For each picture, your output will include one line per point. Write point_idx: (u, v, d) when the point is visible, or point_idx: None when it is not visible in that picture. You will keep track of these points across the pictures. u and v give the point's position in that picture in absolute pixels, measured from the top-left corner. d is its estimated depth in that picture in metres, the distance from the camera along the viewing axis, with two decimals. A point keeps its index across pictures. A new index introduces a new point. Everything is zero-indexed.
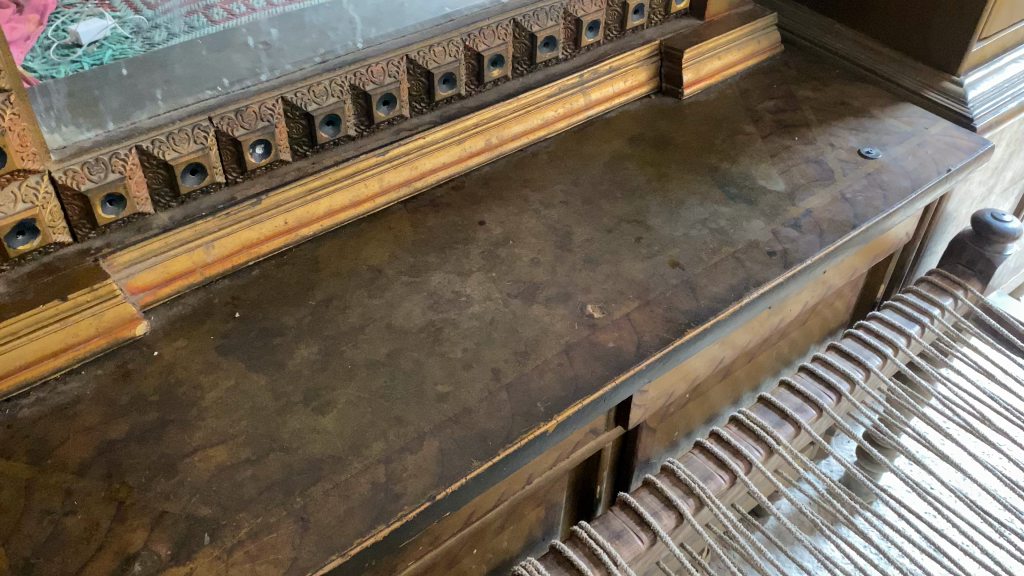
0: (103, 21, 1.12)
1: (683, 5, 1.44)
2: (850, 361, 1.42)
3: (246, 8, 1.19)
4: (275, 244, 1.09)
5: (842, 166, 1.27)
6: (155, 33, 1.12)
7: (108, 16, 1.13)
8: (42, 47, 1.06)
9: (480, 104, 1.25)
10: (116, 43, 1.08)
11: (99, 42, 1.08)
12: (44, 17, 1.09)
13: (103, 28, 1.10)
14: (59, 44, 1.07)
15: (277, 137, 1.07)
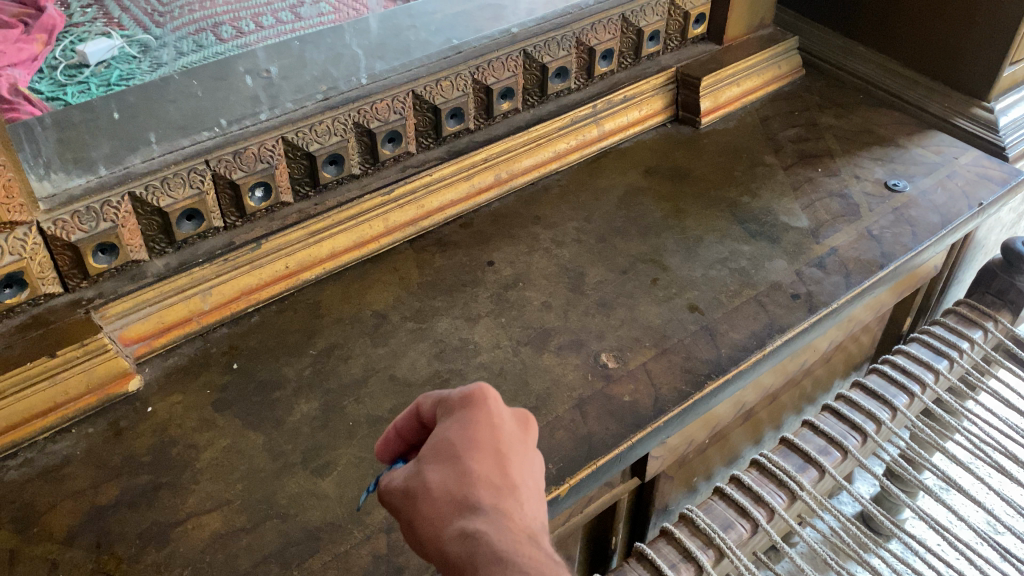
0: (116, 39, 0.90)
1: (700, 31, 1.39)
2: (875, 400, 1.36)
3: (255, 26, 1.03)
4: (276, 289, 1.04)
5: (868, 200, 1.22)
6: (165, 51, 0.96)
7: (118, 34, 0.90)
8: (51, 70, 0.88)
9: (489, 138, 1.20)
10: (126, 64, 0.93)
11: (109, 63, 0.92)
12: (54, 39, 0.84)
13: (114, 49, 0.91)
14: (67, 64, 0.90)
15: (277, 178, 1.03)
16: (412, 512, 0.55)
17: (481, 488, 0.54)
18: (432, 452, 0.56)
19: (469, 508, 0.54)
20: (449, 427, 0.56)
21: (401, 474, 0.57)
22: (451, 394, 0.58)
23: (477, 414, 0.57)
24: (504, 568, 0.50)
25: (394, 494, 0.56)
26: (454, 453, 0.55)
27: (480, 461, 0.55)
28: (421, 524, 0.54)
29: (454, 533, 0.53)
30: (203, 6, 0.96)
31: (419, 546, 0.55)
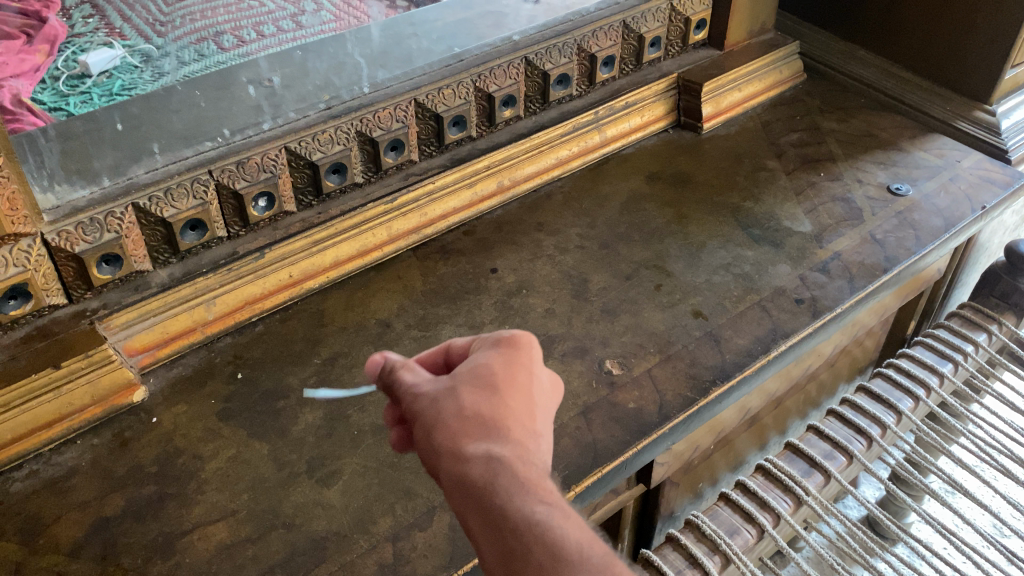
0: (116, 49, 0.92)
1: (701, 36, 1.39)
2: (880, 404, 1.36)
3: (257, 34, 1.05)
4: (280, 298, 1.04)
5: (871, 204, 1.22)
6: (167, 60, 0.97)
7: (121, 44, 0.92)
8: (53, 81, 0.90)
9: (492, 145, 1.20)
10: (128, 74, 0.95)
11: (111, 72, 0.94)
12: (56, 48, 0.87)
13: (116, 58, 0.93)
14: (68, 76, 0.91)
15: (280, 188, 1.03)
16: (437, 419, 0.58)
17: (509, 416, 0.58)
18: (472, 376, 0.60)
19: (494, 430, 0.57)
20: (490, 358, 0.61)
21: (432, 388, 0.60)
22: (496, 337, 0.64)
23: (523, 357, 0.62)
24: (524, 486, 0.53)
25: (422, 402, 0.60)
26: (493, 381, 0.59)
27: (512, 393, 0.59)
28: (443, 431, 0.57)
29: (475, 447, 0.56)
30: (204, 14, 0.99)
31: (432, 453, 0.57)
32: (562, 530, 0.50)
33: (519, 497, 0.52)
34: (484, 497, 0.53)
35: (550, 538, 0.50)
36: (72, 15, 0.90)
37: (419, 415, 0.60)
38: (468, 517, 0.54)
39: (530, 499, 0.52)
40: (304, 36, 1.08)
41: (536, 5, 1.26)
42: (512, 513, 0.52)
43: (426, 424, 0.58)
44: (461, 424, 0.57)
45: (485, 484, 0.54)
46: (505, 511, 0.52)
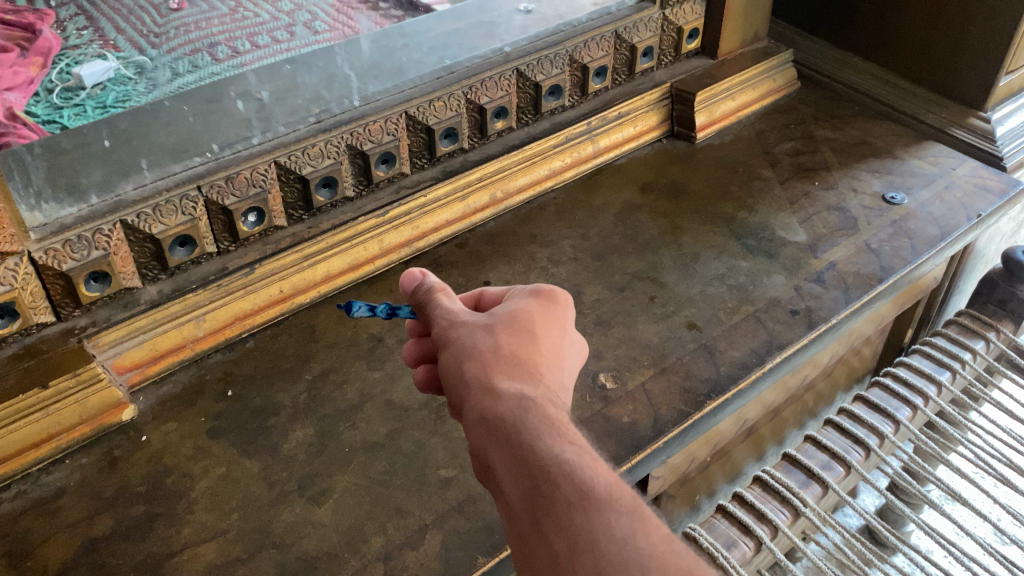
0: (111, 62, 0.98)
1: (694, 45, 1.38)
2: (878, 413, 1.35)
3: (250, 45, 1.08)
4: (270, 314, 1.03)
5: (866, 213, 1.21)
6: (159, 73, 1.03)
7: (114, 56, 0.98)
8: (47, 93, 0.96)
9: (484, 157, 1.19)
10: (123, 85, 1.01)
11: (105, 84, 1.00)
12: (49, 61, 0.94)
13: (111, 70, 1.00)
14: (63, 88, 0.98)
15: (270, 203, 1.02)
16: (473, 354, 0.69)
17: (537, 360, 0.69)
18: (512, 320, 0.71)
19: (524, 373, 0.68)
20: (525, 307, 0.73)
21: (471, 326, 0.71)
22: (531, 288, 0.76)
23: (556, 310, 0.74)
24: (552, 426, 0.64)
25: (459, 337, 0.71)
26: (529, 327, 0.71)
27: (540, 341, 0.71)
28: (479, 366, 0.68)
29: (507, 383, 0.67)
30: (198, 26, 1.04)
31: (465, 383, 0.68)
32: (585, 463, 0.61)
33: (546, 432, 0.63)
34: (512, 425, 0.64)
35: (572, 469, 0.60)
36: (66, 27, 0.97)
37: (455, 345, 0.71)
38: (492, 442, 0.65)
39: (555, 432, 0.63)
40: (294, 48, 1.11)
41: (528, 16, 1.26)
42: (539, 445, 0.62)
43: (461, 356, 0.69)
44: (495, 362, 0.69)
45: (516, 417, 0.64)
46: (532, 440, 0.63)
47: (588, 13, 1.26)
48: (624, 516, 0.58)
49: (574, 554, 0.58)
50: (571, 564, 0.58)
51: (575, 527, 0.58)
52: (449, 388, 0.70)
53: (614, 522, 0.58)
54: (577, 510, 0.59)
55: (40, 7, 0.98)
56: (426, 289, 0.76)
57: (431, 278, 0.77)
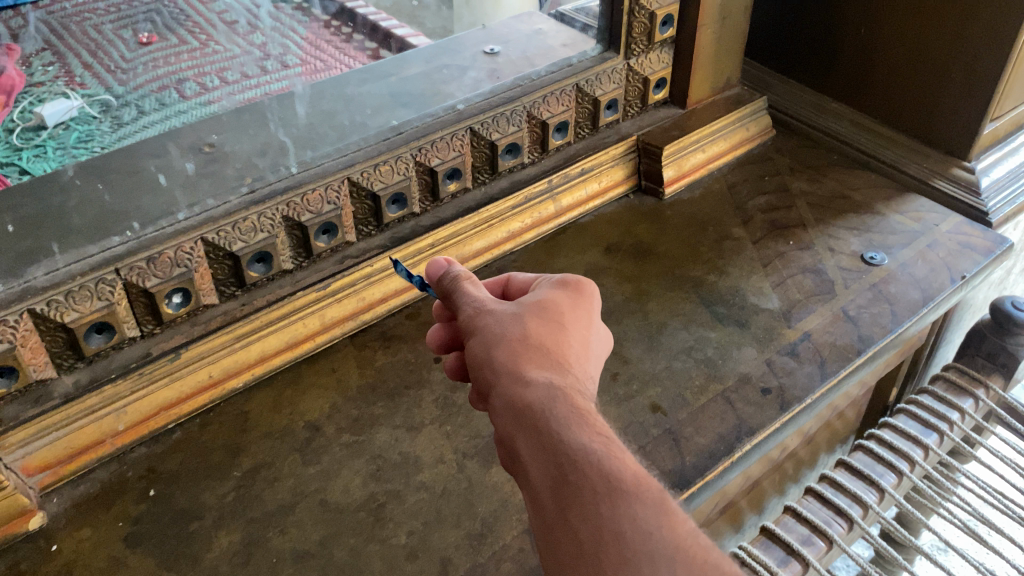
0: (73, 100, 0.82)
1: (661, 95, 1.32)
2: (862, 481, 1.27)
3: (220, 81, 0.91)
4: (199, 401, 0.95)
5: (843, 275, 1.14)
6: (126, 110, 0.87)
7: (79, 94, 0.82)
8: (7, 133, 0.82)
9: (437, 221, 1.12)
10: (86, 125, 0.86)
11: (68, 124, 0.85)
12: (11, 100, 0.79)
13: (74, 110, 0.84)
14: (23, 127, 0.82)
15: (197, 282, 0.94)
16: (499, 345, 0.69)
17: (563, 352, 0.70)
18: (539, 308, 0.73)
19: (551, 364, 0.69)
20: (552, 301, 0.73)
21: (498, 316, 0.72)
22: (557, 279, 0.77)
23: (581, 299, 0.75)
24: (580, 414, 0.64)
25: (486, 326, 0.71)
26: (556, 317, 0.72)
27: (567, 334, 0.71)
28: (507, 354, 0.69)
29: (535, 373, 0.67)
30: (168, 61, 0.86)
31: (493, 370, 0.68)
32: (613, 454, 0.61)
33: (574, 419, 0.64)
34: (541, 415, 0.64)
35: (599, 460, 0.61)
36: (31, 62, 0.80)
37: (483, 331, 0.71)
38: (519, 430, 0.65)
39: (583, 423, 0.63)
40: (252, 100, 0.98)
41: (493, 58, 1.20)
42: (569, 437, 0.62)
43: (487, 345, 0.70)
44: (524, 351, 0.69)
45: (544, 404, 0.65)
46: (559, 431, 0.63)
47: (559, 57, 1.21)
48: (650, 510, 0.59)
49: (599, 545, 0.58)
50: (595, 553, 0.58)
51: (603, 521, 0.59)
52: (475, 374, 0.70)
53: (641, 514, 0.58)
54: (604, 500, 0.59)
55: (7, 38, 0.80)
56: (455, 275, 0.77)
57: (456, 266, 0.77)
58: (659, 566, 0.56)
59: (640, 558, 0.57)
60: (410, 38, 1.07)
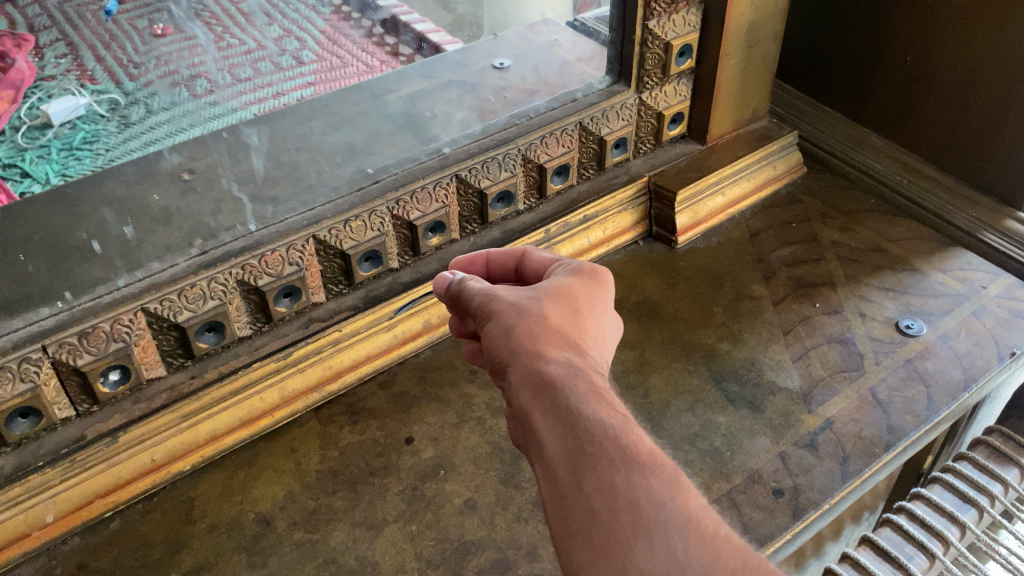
0: (82, 97, 0.75)
1: (678, 130, 1.19)
2: (889, 564, 1.08)
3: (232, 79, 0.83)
4: (140, 486, 0.86)
5: (873, 348, 1.01)
6: (135, 109, 0.79)
7: (90, 90, 0.75)
8: (12, 133, 0.73)
9: (417, 277, 1.00)
10: (92, 123, 0.77)
11: (75, 122, 0.76)
12: (20, 95, 0.72)
13: (82, 108, 0.75)
14: (29, 127, 0.74)
15: (137, 357, 0.84)
16: (515, 321, 0.63)
17: (584, 330, 0.64)
18: (557, 292, 0.67)
19: (569, 344, 0.63)
20: (570, 284, 0.68)
21: (513, 294, 0.66)
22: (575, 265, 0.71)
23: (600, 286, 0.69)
24: (599, 394, 0.58)
25: (502, 305, 0.65)
26: (575, 301, 0.66)
27: (590, 314, 0.66)
28: (525, 332, 0.63)
29: (554, 351, 0.61)
30: (183, 54, 0.79)
31: (507, 343, 0.62)
32: (631, 429, 0.56)
33: (594, 400, 0.58)
34: (558, 390, 0.58)
35: (615, 431, 0.56)
36: (43, 54, 0.73)
37: (497, 313, 0.65)
38: (532, 401, 0.59)
39: (601, 400, 0.58)
40: (277, 108, 0.92)
41: (502, 74, 1.10)
42: (586, 409, 0.57)
43: (503, 323, 0.64)
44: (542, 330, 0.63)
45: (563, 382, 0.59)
46: (575, 402, 0.58)
47: (577, 76, 1.12)
48: (667, 481, 0.53)
49: (611, 515, 0.52)
50: (607, 522, 0.52)
51: (617, 488, 0.53)
52: (485, 348, 0.64)
53: (656, 486, 0.53)
54: (621, 472, 0.53)
55: (22, 29, 0.73)
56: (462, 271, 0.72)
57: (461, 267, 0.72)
58: (673, 535, 0.51)
59: (655, 525, 0.51)
60: (431, 33, 0.98)
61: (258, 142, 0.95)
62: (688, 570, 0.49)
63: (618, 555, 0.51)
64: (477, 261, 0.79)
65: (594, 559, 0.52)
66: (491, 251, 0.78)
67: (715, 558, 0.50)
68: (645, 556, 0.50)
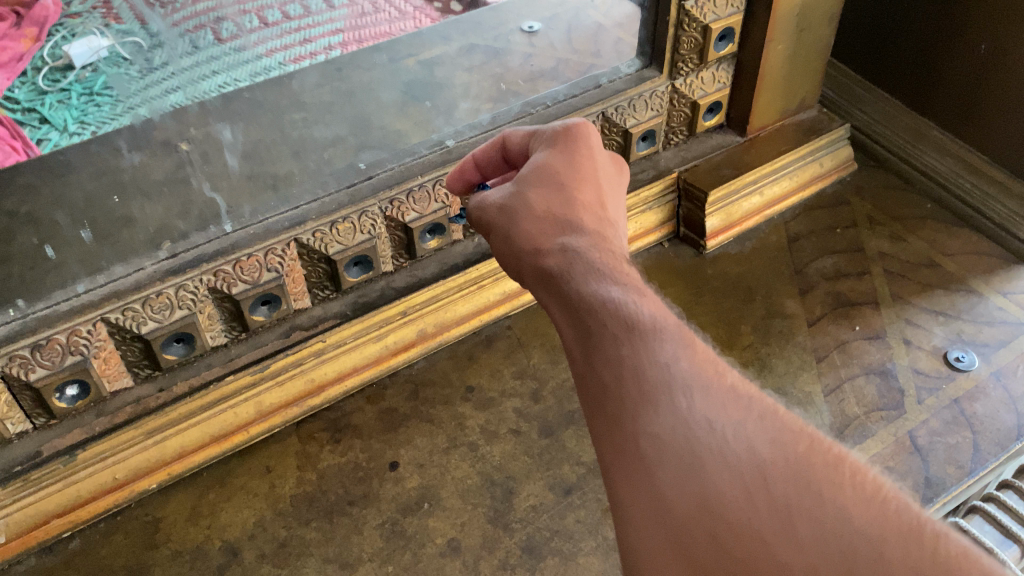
0: (104, 38, 0.74)
1: (713, 120, 1.07)
2: None
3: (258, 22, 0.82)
4: (102, 505, 0.80)
5: (917, 383, 0.90)
6: (160, 53, 0.78)
7: (114, 30, 0.75)
8: (34, 74, 0.72)
9: (413, 283, 0.92)
10: (114, 67, 0.75)
11: (98, 66, 0.74)
12: (46, 33, 0.71)
13: (105, 49, 0.74)
14: (52, 68, 0.72)
15: (97, 372, 0.78)
16: (510, 219, 0.57)
17: (579, 200, 0.56)
18: (535, 175, 0.58)
19: (567, 222, 0.55)
20: (550, 156, 0.59)
21: (501, 193, 0.59)
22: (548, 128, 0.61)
23: (578, 139, 0.59)
24: (598, 272, 0.51)
25: (492, 211, 0.59)
26: (558, 174, 0.57)
27: (581, 181, 0.57)
28: (522, 231, 0.56)
29: (552, 240, 0.55)
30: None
31: (511, 248, 0.57)
32: (633, 296, 0.49)
33: (595, 281, 0.51)
34: (561, 278, 0.52)
35: (613, 300, 0.49)
36: None
37: (491, 221, 0.59)
38: (546, 296, 0.54)
39: (604, 274, 0.51)
40: (303, 58, 0.89)
41: (531, 37, 1.05)
42: (588, 286, 0.50)
43: (501, 229, 0.58)
44: (535, 221, 0.56)
45: (563, 271, 0.52)
46: (575, 283, 0.51)
47: (612, 47, 1.03)
48: (668, 340, 0.46)
49: (616, 383, 0.45)
50: (615, 395, 0.45)
51: (619, 354, 0.46)
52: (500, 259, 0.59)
53: (661, 347, 0.45)
54: (622, 341, 0.46)
55: None
56: None
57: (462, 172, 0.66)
58: (677, 394, 0.43)
59: (661, 387, 0.44)
60: None
61: (232, 137, 0.88)
62: (696, 429, 0.41)
63: (625, 425, 0.43)
64: (467, 168, 0.67)
65: (607, 437, 0.44)
66: (474, 151, 0.66)
67: (725, 413, 0.42)
68: (650, 420, 0.43)
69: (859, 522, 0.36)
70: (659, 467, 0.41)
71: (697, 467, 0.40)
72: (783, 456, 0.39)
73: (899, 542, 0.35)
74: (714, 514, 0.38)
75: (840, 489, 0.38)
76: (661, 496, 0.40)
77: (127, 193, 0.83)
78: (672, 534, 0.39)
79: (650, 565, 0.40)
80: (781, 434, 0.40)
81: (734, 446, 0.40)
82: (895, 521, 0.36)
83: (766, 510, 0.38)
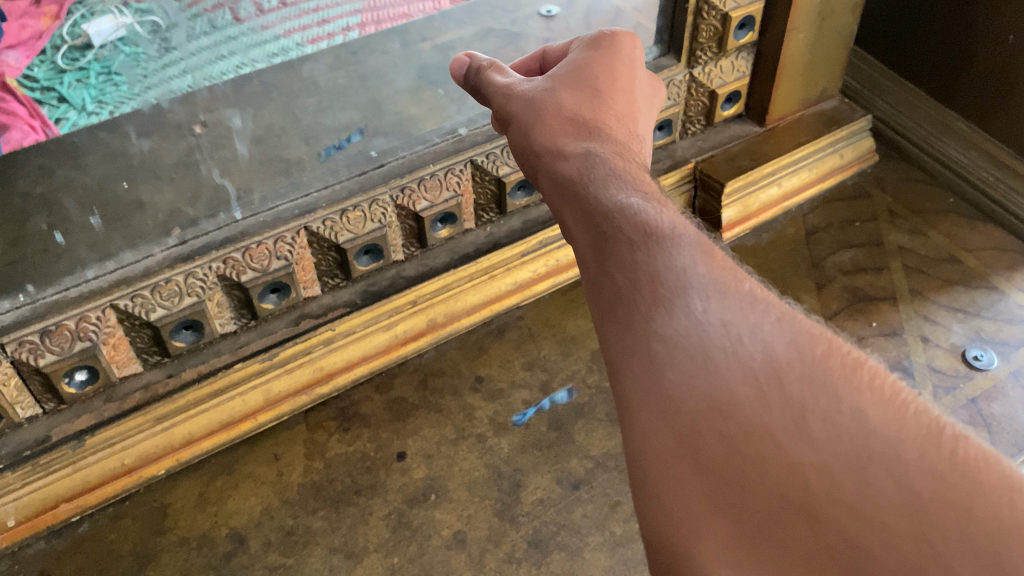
0: (124, 16, 0.84)
1: (732, 110, 1.06)
2: None
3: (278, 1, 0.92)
4: (111, 490, 0.80)
5: (934, 381, 0.89)
6: (176, 33, 0.87)
7: (132, 11, 0.85)
8: (53, 52, 0.80)
9: (424, 272, 0.91)
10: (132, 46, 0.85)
11: (116, 45, 0.84)
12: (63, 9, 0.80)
13: (123, 27, 0.84)
14: (70, 46, 0.81)
15: (105, 359, 0.77)
16: (536, 116, 0.57)
17: (608, 112, 0.57)
18: (572, 78, 0.59)
19: (590, 129, 0.55)
20: (587, 64, 0.59)
21: (530, 89, 0.59)
22: (589, 41, 0.62)
23: (617, 54, 0.61)
24: (616, 175, 0.50)
25: (518, 103, 0.59)
26: (593, 84, 0.58)
27: (614, 99, 0.58)
28: (542, 131, 0.56)
29: (573, 141, 0.54)
30: None
31: (529, 146, 0.56)
32: (652, 202, 0.46)
33: (613, 185, 0.49)
34: (576, 182, 0.51)
35: (633, 207, 0.46)
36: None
37: (516, 116, 0.59)
38: (559, 201, 0.52)
39: (621, 179, 0.49)
40: (320, 41, 0.97)
41: (549, 21, 1.03)
42: (604, 192, 0.48)
43: (523, 125, 0.58)
44: (559, 122, 0.56)
45: (581, 172, 0.51)
46: (594, 188, 0.49)
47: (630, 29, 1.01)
48: (686, 245, 0.43)
49: (628, 285, 0.42)
50: (625, 296, 0.42)
51: (634, 259, 0.43)
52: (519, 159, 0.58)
53: (675, 253, 0.42)
54: (638, 243, 0.43)
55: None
56: (476, 69, 0.64)
57: (479, 59, 0.65)
58: (693, 296, 0.40)
59: (675, 290, 0.40)
60: None
61: (242, 124, 0.89)
62: (710, 329, 0.38)
63: (636, 327, 0.40)
64: None
65: (616, 338, 0.41)
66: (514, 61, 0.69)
67: (744, 316, 0.38)
68: (662, 321, 0.39)
69: (877, 425, 0.32)
70: (667, 367, 0.38)
71: (707, 365, 0.36)
72: (801, 356, 0.35)
73: (921, 446, 0.31)
74: (723, 415, 0.35)
75: (868, 400, 0.33)
76: (669, 394, 0.37)
77: (136, 179, 0.83)
78: (679, 434, 0.36)
79: (654, 460, 0.36)
80: (800, 335, 0.37)
81: (752, 351, 0.36)
82: (917, 427, 0.32)
83: (779, 409, 0.34)
